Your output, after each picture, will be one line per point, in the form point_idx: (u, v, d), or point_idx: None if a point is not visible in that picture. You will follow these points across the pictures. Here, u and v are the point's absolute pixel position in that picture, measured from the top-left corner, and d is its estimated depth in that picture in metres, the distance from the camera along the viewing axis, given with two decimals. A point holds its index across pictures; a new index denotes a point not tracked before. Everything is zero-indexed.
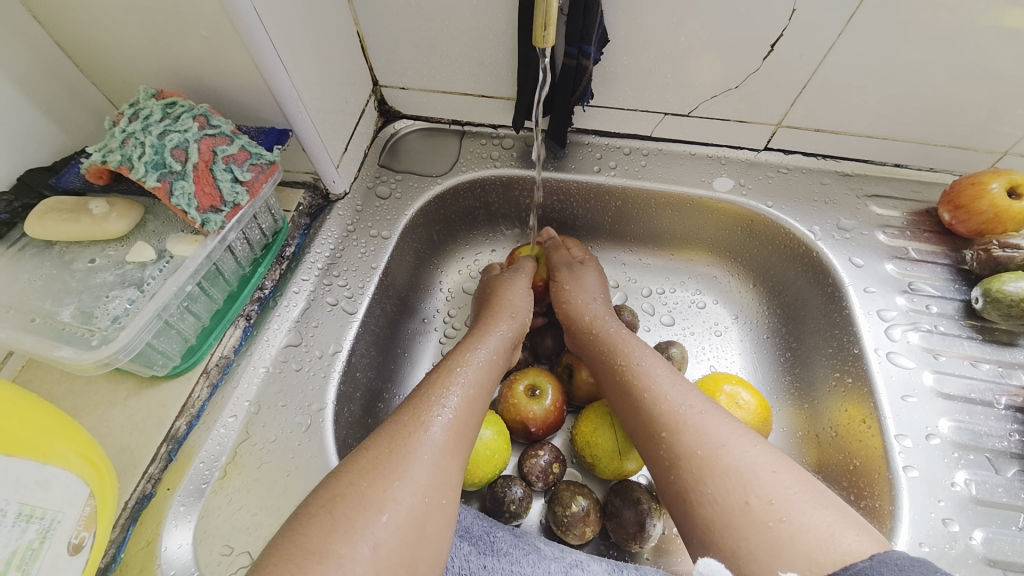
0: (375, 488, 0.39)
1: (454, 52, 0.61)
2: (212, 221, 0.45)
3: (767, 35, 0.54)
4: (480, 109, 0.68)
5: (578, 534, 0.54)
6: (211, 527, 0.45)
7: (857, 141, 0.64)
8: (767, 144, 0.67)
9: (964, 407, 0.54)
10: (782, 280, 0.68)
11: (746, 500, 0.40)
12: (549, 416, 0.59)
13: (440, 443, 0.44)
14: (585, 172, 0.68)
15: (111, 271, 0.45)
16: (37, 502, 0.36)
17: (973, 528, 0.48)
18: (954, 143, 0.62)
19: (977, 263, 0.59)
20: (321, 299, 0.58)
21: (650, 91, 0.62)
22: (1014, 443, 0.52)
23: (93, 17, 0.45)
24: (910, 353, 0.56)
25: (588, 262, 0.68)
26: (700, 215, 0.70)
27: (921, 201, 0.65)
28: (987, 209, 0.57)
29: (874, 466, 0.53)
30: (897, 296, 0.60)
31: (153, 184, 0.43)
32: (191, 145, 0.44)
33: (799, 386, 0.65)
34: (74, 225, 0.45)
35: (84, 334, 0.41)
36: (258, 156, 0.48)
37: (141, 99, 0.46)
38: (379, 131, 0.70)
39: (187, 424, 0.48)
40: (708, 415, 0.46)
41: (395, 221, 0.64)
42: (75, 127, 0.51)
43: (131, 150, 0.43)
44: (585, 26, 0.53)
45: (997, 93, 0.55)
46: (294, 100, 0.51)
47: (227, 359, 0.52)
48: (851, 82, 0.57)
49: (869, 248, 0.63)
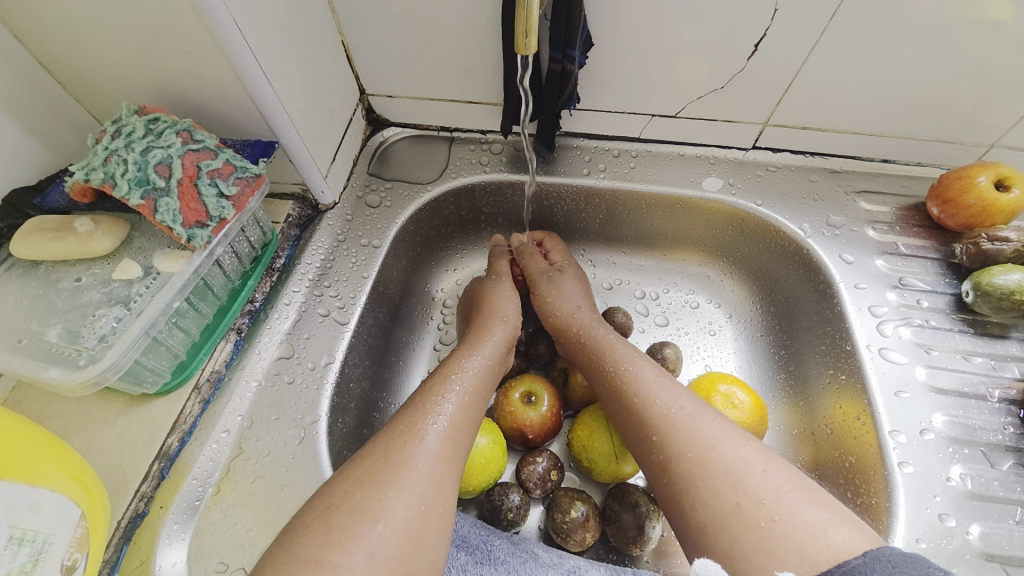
0: (371, 497, 0.39)
1: (440, 60, 0.61)
2: (198, 237, 0.44)
3: (750, 35, 0.54)
4: (468, 115, 0.68)
5: (577, 540, 0.54)
6: (205, 544, 0.45)
7: (845, 138, 0.64)
8: (755, 143, 0.67)
9: (958, 401, 0.54)
10: (775, 279, 0.68)
11: (737, 501, 0.40)
12: (545, 423, 0.59)
13: (436, 451, 0.44)
14: (574, 175, 0.68)
15: (97, 289, 0.44)
16: (28, 525, 0.35)
17: (970, 523, 0.48)
18: (941, 138, 0.62)
19: (967, 256, 0.59)
20: (312, 311, 0.57)
21: (636, 93, 0.62)
22: (1008, 435, 0.52)
23: (76, 35, 0.45)
24: (902, 348, 0.56)
25: (566, 269, 0.68)
26: (691, 215, 0.70)
27: (910, 195, 0.65)
28: (975, 203, 0.58)
29: (869, 463, 0.53)
30: (888, 291, 0.60)
31: (136, 202, 0.42)
32: (174, 160, 0.43)
33: (794, 383, 0.65)
34: (59, 244, 0.44)
35: (71, 354, 0.41)
36: (243, 170, 0.47)
37: (124, 116, 0.45)
38: (367, 139, 0.70)
39: (178, 441, 0.48)
40: (699, 416, 0.46)
41: (384, 230, 0.64)
42: (61, 145, 0.51)
43: (113, 168, 0.42)
44: (569, 31, 0.53)
45: (982, 87, 0.55)
46: (279, 112, 0.51)
47: (219, 374, 0.51)
48: (835, 80, 0.57)
49: (861, 244, 0.63)
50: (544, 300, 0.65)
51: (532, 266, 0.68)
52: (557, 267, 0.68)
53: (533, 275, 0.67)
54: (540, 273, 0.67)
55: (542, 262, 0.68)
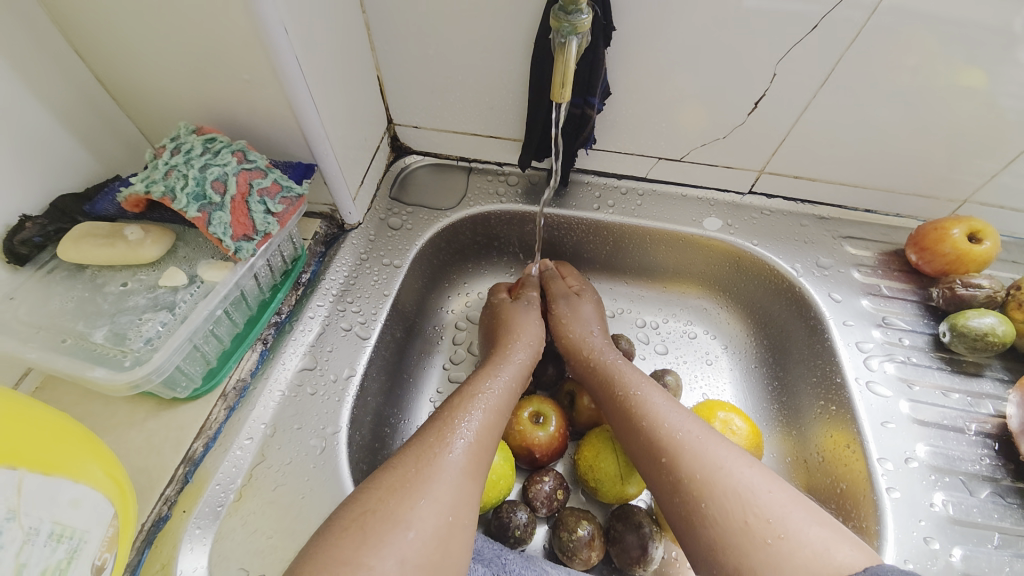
0: (403, 506, 0.42)
1: (467, 97, 0.66)
2: (244, 250, 0.47)
3: (752, 93, 0.60)
4: (488, 148, 0.73)
5: (583, 559, 0.56)
6: (226, 550, 0.45)
7: (832, 188, 0.70)
8: (752, 188, 0.72)
9: (938, 433, 0.58)
10: (768, 313, 0.73)
11: (745, 520, 0.43)
12: (552, 443, 0.62)
13: (462, 464, 0.46)
14: (584, 210, 0.73)
15: (143, 294, 0.46)
16: (67, 521, 0.36)
17: (953, 546, 0.51)
18: (918, 192, 0.68)
19: (943, 299, 0.65)
20: (335, 325, 0.59)
21: (646, 137, 0.68)
22: (985, 466, 0.56)
23: (140, 58, 0.48)
24: (887, 382, 0.61)
25: (584, 292, 0.71)
26: (690, 251, 0.74)
27: (890, 243, 0.71)
28: (951, 251, 0.63)
29: (859, 489, 0.56)
30: (872, 328, 0.65)
31: (193, 215, 0.44)
32: (229, 178, 0.46)
33: (787, 413, 0.69)
34: (109, 250, 0.46)
35: (116, 356, 0.42)
36: (288, 190, 0.50)
37: (181, 135, 0.48)
38: (390, 165, 0.74)
39: (203, 446, 0.49)
40: (706, 440, 0.49)
41: (406, 251, 0.67)
42: (108, 157, 0.54)
43: (174, 182, 0.44)
44: (590, 81, 0.58)
45: (953, 148, 0.62)
46: (322, 138, 0.54)
47: (244, 382, 0.53)
48: (824, 137, 0.63)
49: (847, 285, 0.68)
50: (558, 321, 0.68)
51: (554, 288, 0.71)
52: (575, 291, 0.71)
53: (552, 297, 0.70)
54: (558, 295, 0.70)
55: (562, 286, 0.71)
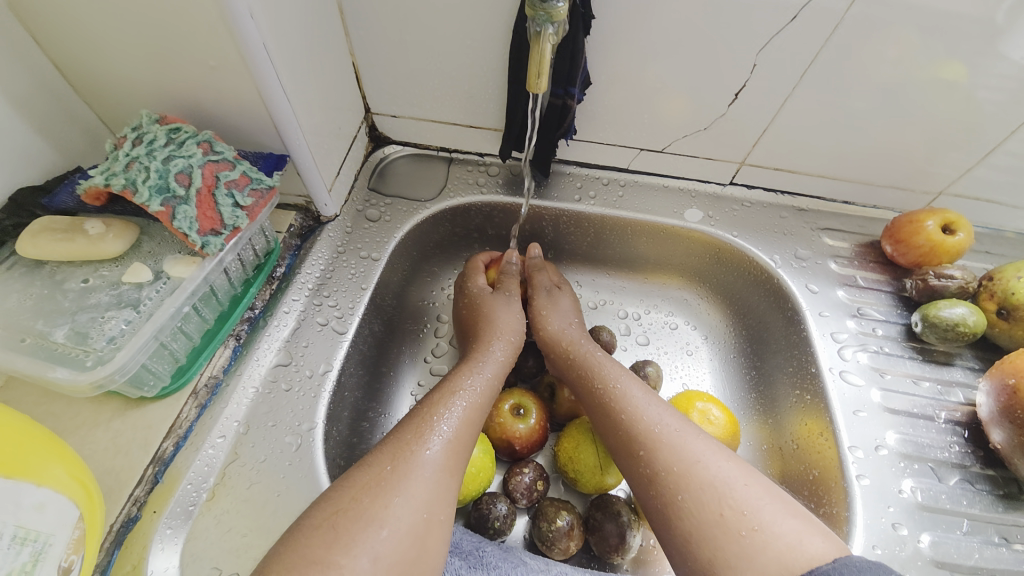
0: (377, 504, 0.41)
1: (445, 85, 0.65)
2: (212, 244, 0.45)
3: (732, 85, 0.60)
4: (468, 138, 0.71)
5: (562, 549, 0.56)
6: (199, 550, 0.45)
7: (811, 180, 0.71)
8: (732, 180, 0.72)
9: (908, 421, 0.59)
10: (747, 304, 0.73)
11: (721, 512, 0.43)
12: (532, 435, 0.62)
13: (439, 461, 0.46)
14: (565, 200, 0.72)
15: (106, 291, 0.45)
16: (32, 525, 0.35)
17: (921, 532, 0.53)
18: (895, 185, 0.69)
19: (915, 290, 0.66)
20: (310, 320, 0.58)
21: (627, 127, 0.67)
22: (954, 453, 0.58)
23: (99, 43, 0.46)
24: (860, 371, 0.62)
25: (564, 286, 0.71)
26: (671, 242, 0.74)
27: (867, 234, 0.72)
28: (924, 243, 0.64)
29: (830, 476, 0.57)
30: (847, 319, 0.66)
31: (156, 209, 0.43)
32: (194, 170, 0.44)
33: (764, 402, 0.70)
34: (69, 245, 0.44)
35: (78, 355, 0.41)
36: (258, 181, 0.49)
37: (143, 124, 0.46)
38: (368, 155, 0.73)
39: (173, 445, 0.48)
40: (684, 433, 0.50)
41: (384, 244, 0.66)
42: (67, 146, 0.52)
43: (135, 174, 0.43)
44: (570, 72, 0.57)
45: (929, 141, 0.62)
46: (293, 128, 0.52)
47: (216, 379, 0.52)
48: (804, 129, 0.64)
49: (824, 276, 0.69)
50: (537, 313, 0.67)
51: (539, 279, 0.70)
52: (557, 284, 0.71)
53: (535, 289, 0.70)
54: (540, 287, 0.70)
55: (546, 279, 0.71)
